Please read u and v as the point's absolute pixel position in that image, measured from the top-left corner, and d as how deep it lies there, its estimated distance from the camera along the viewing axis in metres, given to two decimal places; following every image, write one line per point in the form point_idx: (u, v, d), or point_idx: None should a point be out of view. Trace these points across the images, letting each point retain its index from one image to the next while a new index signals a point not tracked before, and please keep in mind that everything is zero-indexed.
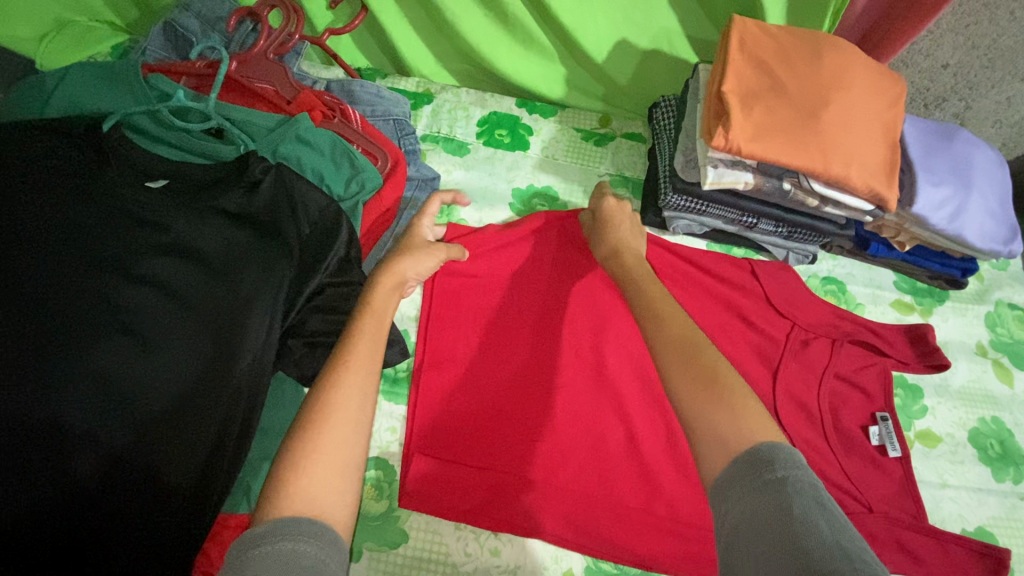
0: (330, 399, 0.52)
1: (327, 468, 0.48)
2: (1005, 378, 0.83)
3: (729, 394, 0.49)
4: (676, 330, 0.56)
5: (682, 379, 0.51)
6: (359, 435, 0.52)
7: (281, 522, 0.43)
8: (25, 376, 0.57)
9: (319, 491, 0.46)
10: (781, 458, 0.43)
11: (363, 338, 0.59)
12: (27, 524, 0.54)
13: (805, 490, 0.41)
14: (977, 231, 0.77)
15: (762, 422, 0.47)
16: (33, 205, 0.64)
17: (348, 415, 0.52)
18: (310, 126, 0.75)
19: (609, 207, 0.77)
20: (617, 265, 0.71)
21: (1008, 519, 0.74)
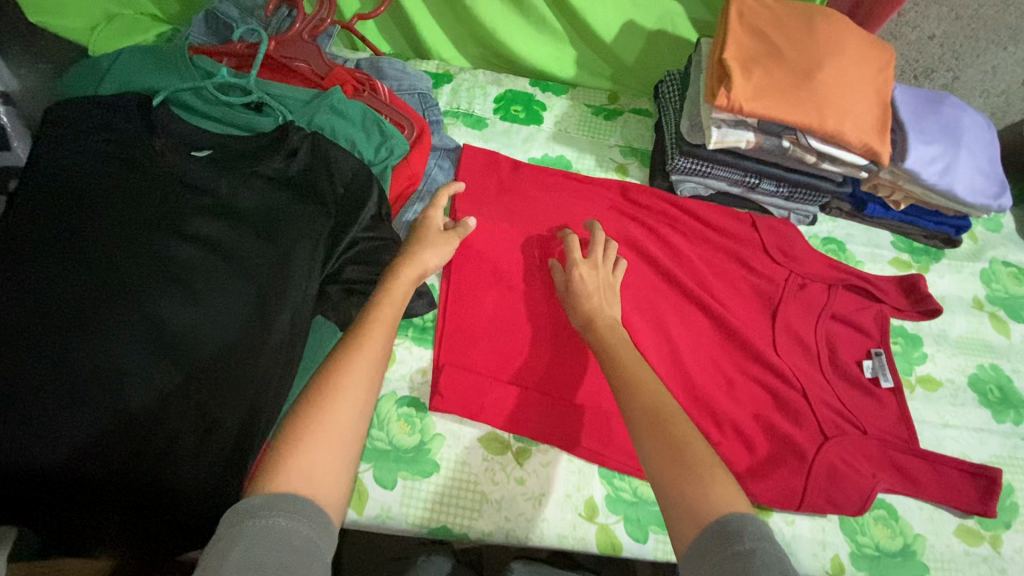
0: (336, 381, 0.55)
1: (323, 446, 0.50)
2: (1002, 329, 0.87)
3: (699, 465, 0.52)
4: (649, 399, 0.58)
5: (658, 446, 0.54)
6: (359, 418, 0.54)
7: (276, 495, 0.46)
8: (89, 320, 0.63)
9: (316, 469, 0.49)
10: (749, 530, 0.45)
11: (377, 328, 0.63)
12: (95, 444, 0.60)
13: (772, 562, 0.43)
14: (967, 186, 0.81)
15: (726, 488, 0.50)
16: (92, 171, 0.72)
17: (351, 400, 0.54)
18: (342, 99, 0.82)
19: (582, 275, 0.75)
20: (593, 336, 0.69)
21: (1010, 457, 0.77)
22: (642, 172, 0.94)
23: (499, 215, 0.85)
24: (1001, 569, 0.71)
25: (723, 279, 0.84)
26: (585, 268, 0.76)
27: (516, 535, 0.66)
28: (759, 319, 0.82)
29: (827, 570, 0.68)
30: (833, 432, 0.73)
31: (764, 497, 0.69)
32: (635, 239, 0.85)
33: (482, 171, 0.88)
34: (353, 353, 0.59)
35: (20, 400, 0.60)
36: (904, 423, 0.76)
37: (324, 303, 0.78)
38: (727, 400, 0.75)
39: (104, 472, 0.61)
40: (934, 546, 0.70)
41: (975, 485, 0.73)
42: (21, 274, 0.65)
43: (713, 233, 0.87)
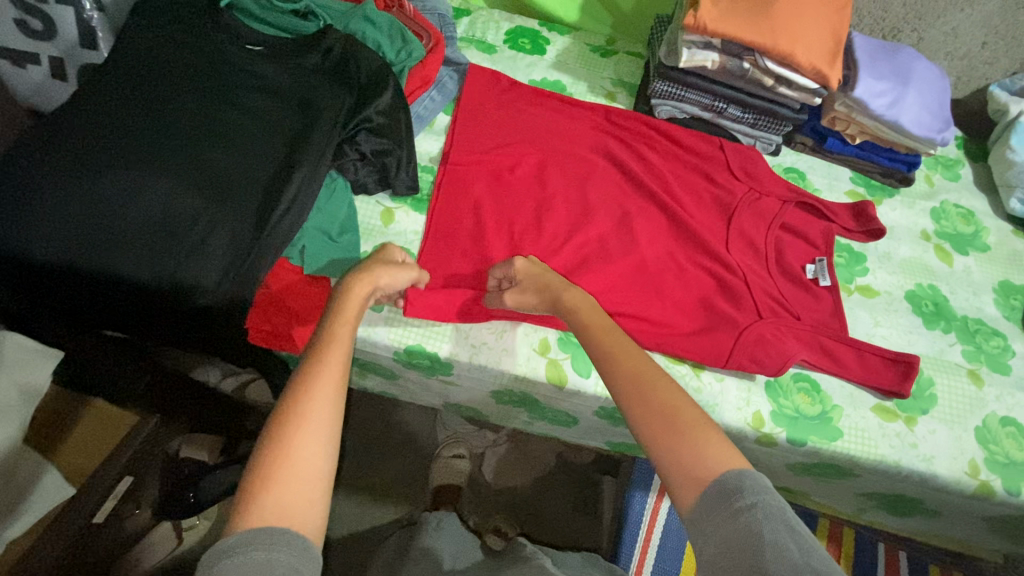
0: (300, 409, 0.51)
1: (294, 481, 0.47)
2: (945, 259, 0.96)
3: (695, 429, 0.52)
4: (633, 366, 0.58)
5: (646, 412, 0.54)
6: (331, 440, 0.51)
7: (251, 534, 0.44)
8: (156, 160, 0.82)
9: (290, 504, 0.46)
10: (748, 484, 0.47)
11: (338, 344, 0.59)
12: (149, 248, 0.79)
13: (774, 513, 0.45)
14: (913, 119, 0.91)
15: (722, 450, 0.50)
16: (169, 54, 0.91)
17: (319, 427, 0.50)
18: (374, 10, 0.97)
19: (519, 268, 0.76)
20: (562, 309, 0.70)
21: (934, 358, 0.86)
22: (628, 101, 1.06)
23: (495, 120, 0.98)
24: (911, 443, 0.79)
25: (687, 187, 0.96)
26: (525, 261, 0.77)
27: (478, 357, 0.79)
28: (715, 223, 0.92)
29: (748, 422, 0.78)
30: (768, 314, 0.83)
31: (696, 355, 0.80)
32: (612, 150, 0.97)
33: (486, 85, 1.02)
34: (313, 374, 0.54)
35: (102, 213, 0.79)
36: (836, 317, 0.85)
37: (340, 161, 0.89)
38: (676, 283, 0.86)
39: (151, 269, 0.78)
40: (850, 416, 0.79)
41: (894, 370, 0.81)
42: (109, 124, 0.84)
43: (682, 149, 0.98)
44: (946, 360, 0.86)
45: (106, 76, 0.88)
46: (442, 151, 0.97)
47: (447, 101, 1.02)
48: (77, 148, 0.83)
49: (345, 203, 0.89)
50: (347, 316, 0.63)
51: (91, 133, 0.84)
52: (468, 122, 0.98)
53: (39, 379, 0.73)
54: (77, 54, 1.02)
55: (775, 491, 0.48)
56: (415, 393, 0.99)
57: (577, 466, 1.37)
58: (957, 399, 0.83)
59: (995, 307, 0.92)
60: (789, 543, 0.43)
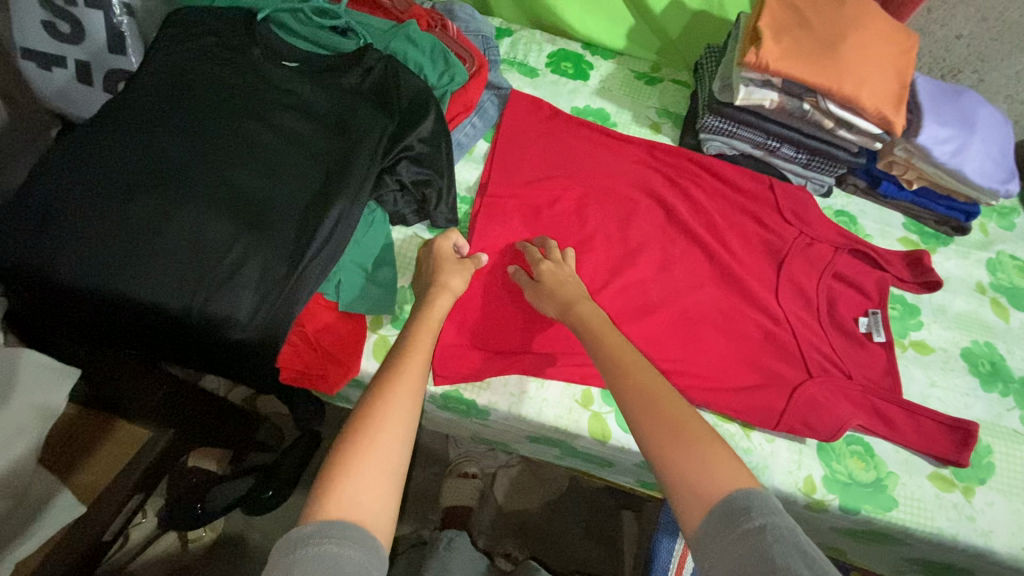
0: (379, 409, 0.55)
1: (371, 475, 0.51)
2: (1001, 314, 0.91)
3: (700, 443, 0.52)
4: (642, 376, 0.58)
5: (651, 424, 0.54)
6: (405, 442, 0.55)
7: (327, 522, 0.47)
8: (189, 182, 0.79)
9: (366, 495, 0.50)
10: (757, 505, 0.47)
11: (418, 353, 0.63)
12: (178, 276, 0.75)
13: (785, 535, 0.44)
14: (977, 168, 0.87)
15: (733, 468, 0.50)
16: (204, 69, 0.87)
17: (396, 426, 0.55)
18: (417, 30, 0.93)
19: (546, 269, 0.77)
20: (573, 318, 0.69)
21: (992, 423, 0.82)
22: (674, 133, 1.02)
23: (535, 149, 0.95)
24: (969, 516, 0.75)
25: (734, 227, 0.92)
26: (550, 263, 0.78)
27: (517, 407, 0.76)
28: (765, 269, 0.88)
29: (800, 486, 0.74)
30: (818, 372, 0.79)
31: (746, 415, 0.76)
32: (657, 188, 0.93)
33: (528, 111, 0.98)
34: (389, 381, 0.58)
35: (130, 236, 0.76)
36: (889, 375, 0.82)
37: (379, 191, 0.84)
38: (724, 334, 0.82)
39: (180, 298, 0.74)
40: (906, 485, 0.75)
41: (951, 437, 0.77)
42: (142, 141, 0.81)
43: (731, 188, 0.94)
44: (1004, 426, 0.82)
45: (138, 90, 0.85)
46: (480, 179, 0.93)
47: (488, 126, 0.98)
48: (108, 165, 0.79)
49: (382, 236, 0.85)
50: (423, 327, 0.68)
51: (122, 150, 0.80)
52: (507, 151, 0.94)
53: (59, 402, 0.64)
54: (104, 59, 0.97)
55: (785, 515, 0.47)
56: (442, 428, 0.95)
57: (595, 495, 1.33)
58: (1015, 468, 0.79)
59: None
60: (801, 564, 0.42)
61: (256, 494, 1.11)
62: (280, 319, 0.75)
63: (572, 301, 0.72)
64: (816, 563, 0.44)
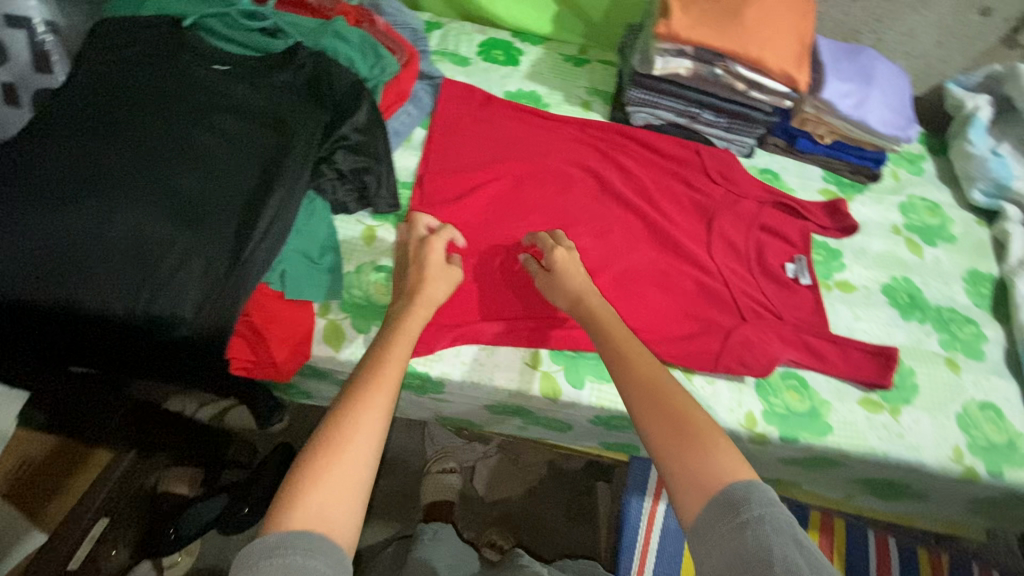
0: (350, 417, 0.53)
1: (338, 483, 0.50)
2: (916, 251, 0.99)
3: (702, 436, 0.53)
4: (649, 373, 0.59)
5: (656, 418, 0.55)
6: (375, 450, 0.53)
7: (292, 534, 0.46)
8: (123, 186, 0.79)
9: (332, 504, 0.49)
10: (756, 497, 0.49)
11: (394, 359, 0.61)
12: (116, 278, 0.75)
13: (782, 526, 0.47)
14: (879, 117, 0.94)
15: (732, 460, 0.51)
16: (132, 76, 0.88)
17: (368, 435, 0.53)
18: (345, 26, 0.95)
19: (559, 258, 0.76)
20: (584, 312, 0.69)
21: (913, 348, 0.88)
22: (604, 109, 1.07)
23: (472, 132, 0.98)
24: (898, 434, 0.81)
25: (666, 191, 0.96)
26: (564, 251, 0.77)
27: (470, 375, 0.80)
28: (696, 227, 0.93)
29: (741, 422, 0.79)
30: (750, 316, 0.84)
31: (686, 362, 0.80)
32: (590, 161, 0.97)
33: (462, 98, 1.01)
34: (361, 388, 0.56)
35: (65, 243, 0.75)
36: (817, 314, 0.87)
37: (318, 181, 0.86)
38: (662, 290, 0.87)
39: (120, 301, 0.74)
40: (838, 411, 0.81)
41: (875, 363, 0.83)
42: (72, 149, 0.81)
43: (660, 156, 0.99)
44: (924, 350, 0.89)
45: (67, 101, 0.85)
46: (419, 164, 0.96)
47: (423, 115, 1.01)
48: (39, 175, 0.79)
49: (325, 224, 0.87)
50: (405, 332, 0.65)
51: (53, 159, 0.80)
52: (444, 136, 0.97)
53: None
54: (29, 80, 0.94)
55: (779, 505, 0.49)
56: (405, 411, 0.97)
57: (571, 472, 1.37)
58: (937, 387, 0.86)
59: (965, 295, 0.95)
60: (797, 556, 0.44)
61: (232, 512, 1.12)
62: (224, 313, 0.75)
63: (585, 293, 0.71)
64: (808, 552, 0.46)
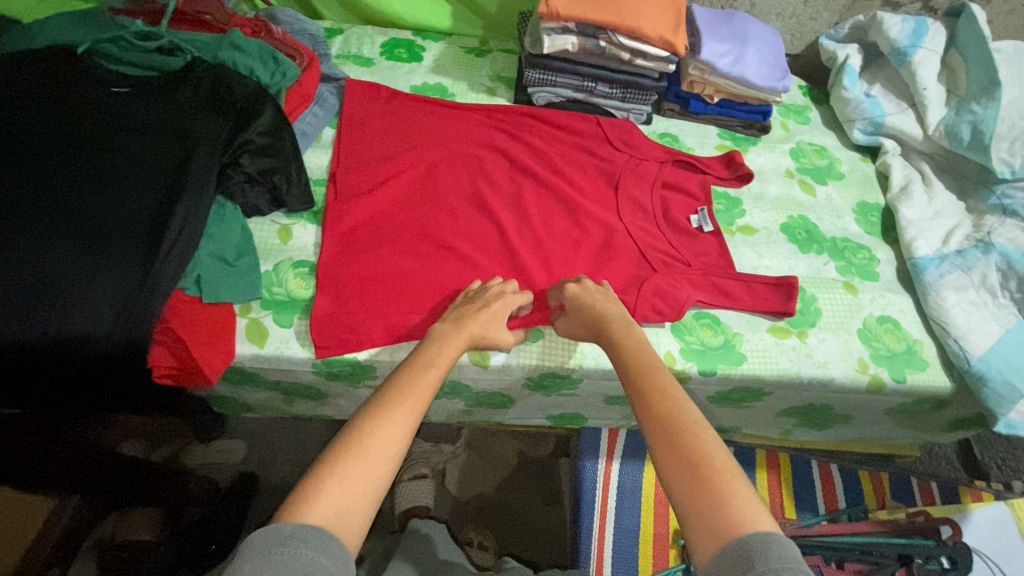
0: (373, 427, 0.54)
1: (358, 486, 0.51)
2: (809, 191, 1.07)
3: (718, 478, 0.52)
4: (667, 405, 0.58)
5: (671, 455, 0.54)
6: (393, 462, 0.54)
7: (305, 527, 0.47)
8: (27, 212, 0.78)
9: (341, 501, 0.50)
10: (765, 554, 0.45)
11: (426, 381, 0.61)
12: (24, 304, 0.73)
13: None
14: (755, 72, 1.02)
15: (749, 508, 0.50)
16: (26, 104, 0.86)
17: (390, 444, 0.54)
18: (241, 37, 0.97)
19: (571, 291, 0.80)
20: (607, 341, 0.72)
21: (814, 277, 0.95)
22: (508, 94, 1.11)
23: (380, 127, 1.01)
24: (807, 354, 0.87)
25: (571, 161, 1.01)
26: (575, 285, 0.81)
27: (398, 353, 0.83)
28: (604, 192, 0.98)
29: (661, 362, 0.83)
30: (660, 267, 0.89)
31: None
32: (498, 142, 1.02)
33: (367, 97, 1.04)
34: (394, 403, 0.57)
35: None
36: (723, 257, 0.93)
37: (226, 186, 0.87)
38: (576, 252, 0.91)
39: (30, 326, 0.72)
40: (750, 340, 0.87)
41: (778, 293, 0.89)
42: None
43: (563, 130, 1.04)
44: (824, 277, 0.95)
45: None
46: (331, 164, 0.98)
47: (331, 115, 1.04)
48: None
49: (238, 228, 0.88)
50: (439, 356, 0.66)
51: None
52: (353, 133, 0.99)
53: None
54: None
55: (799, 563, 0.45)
56: (348, 406, 0.98)
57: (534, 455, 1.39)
58: (838, 308, 0.92)
59: (857, 225, 1.03)
60: None
61: (199, 552, 1.08)
62: (143, 326, 0.75)
63: (605, 322, 0.74)
64: None
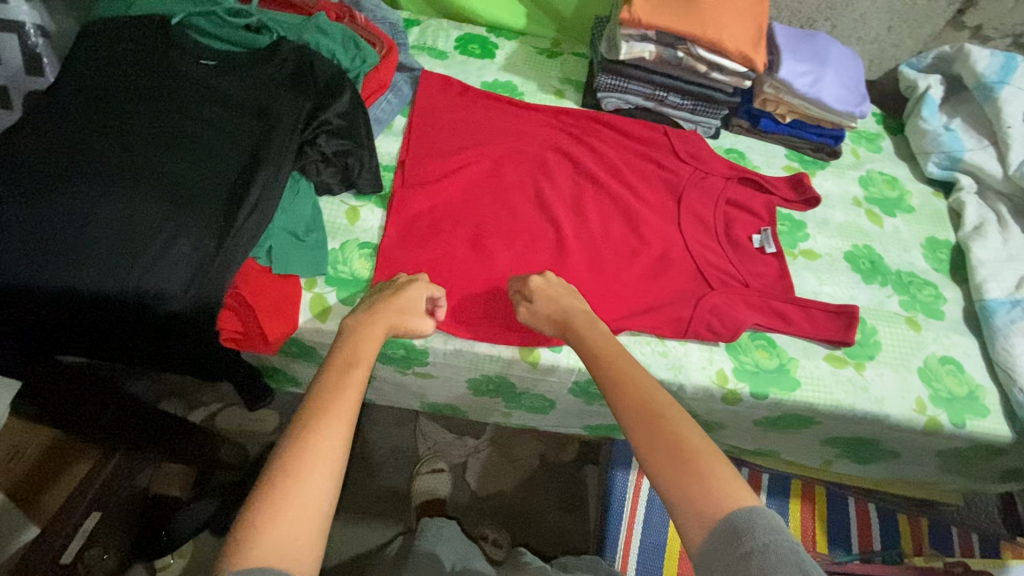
0: (301, 453, 0.52)
1: (300, 515, 0.48)
2: (876, 221, 1.04)
3: (696, 459, 0.53)
4: (639, 394, 0.59)
5: (651, 442, 0.55)
6: (328, 486, 0.51)
7: (247, 571, 0.44)
8: (113, 173, 0.81)
9: (285, 537, 0.47)
10: (760, 525, 0.47)
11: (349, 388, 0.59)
12: (105, 260, 0.76)
13: (786, 555, 0.45)
14: (833, 95, 1.00)
15: (732, 487, 0.51)
16: (122, 71, 0.90)
17: (322, 466, 0.51)
18: (326, 21, 1.00)
19: (537, 284, 0.79)
20: (573, 335, 0.72)
21: (877, 309, 0.93)
22: (576, 96, 1.12)
23: (450, 120, 1.03)
24: (863, 386, 0.84)
25: (635, 169, 1.01)
26: (540, 278, 0.80)
27: (451, 343, 0.84)
28: (666, 203, 0.98)
29: (713, 379, 0.82)
30: (718, 285, 0.88)
31: (658, 329, 0.83)
32: (563, 144, 1.02)
33: (439, 89, 1.06)
34: (321, 426, 0.54)
35: (53, 230, 0.76)
36: (782, 280, 0.92)
37: (302, 162, 0.90)
38: (632, 260, 0.91)
39: (105, 281, 0.75)
40: (806, 367, 0.85)
41: (838, 321, 0.87)
42: (63, 141, 0.83)
43: (629, 138, 1.04)
44: (887, 311, 0.93)
45: (59, 96, 0.87)
46: (399, 151, 1.00)
47: (403, 104, 1.06)
48: (31, 165, 0.80)
49: (309, 205, 0.91)
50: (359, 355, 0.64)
51: (44, 151, 0.82)
52: (423, 125, 1.01)
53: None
54: (22, 82, 0.95)
55: (785, 531, 0.48)
56: (391, 388, 1.00)
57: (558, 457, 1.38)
58: (899, 343, 0.89)
59: (924, 260, 1.00)
60: None
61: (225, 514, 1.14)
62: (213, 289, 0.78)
63: (567, 316, 0.74)
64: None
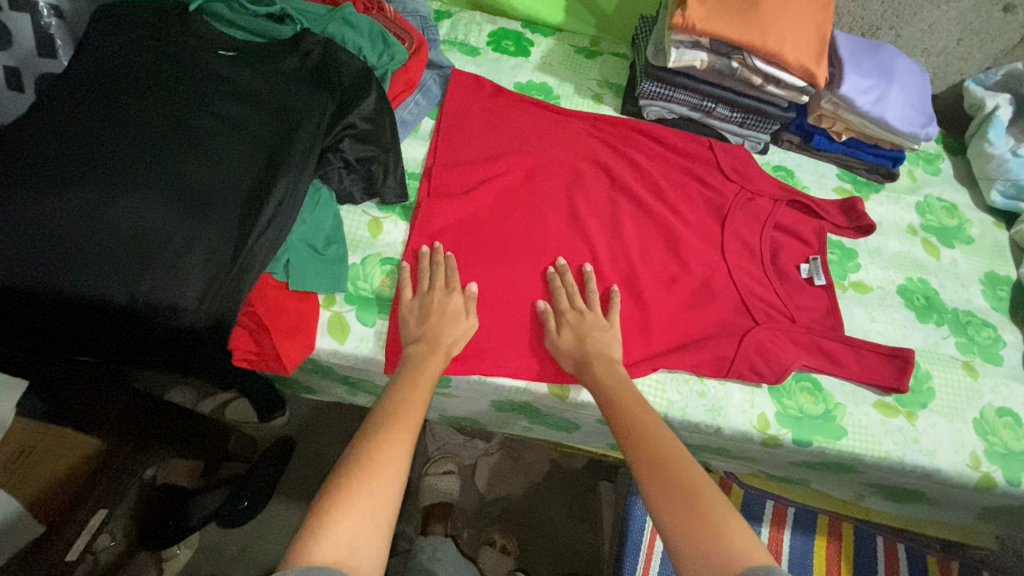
0: (367, 456, 0.54)
1: (364, 513, 0.49)
2: (932, 252, 0.97)
3: (710, 510, 0.50)
4: (650, 439, 0.58)
5: (661, 489, 0.53)
6: (393, 488, 0.52)
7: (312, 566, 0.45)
8: (123, 169, 0.75)
9: (349, 534, 0.48)
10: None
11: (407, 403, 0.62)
12: (114, 267, 0.71)
13: None
14: (898, 114, 0.92)
15: (746, 540, 0.48)
16: (134, 59, 0.84)
17: (387, 466, 0.53)
18: (354, 13, 0.93)
19: (570, 320, 0.77)
20: (589, 375, 0.71)
21: (931, 351, 0.86)
22: (615, 102, 1.05)
23: (481, 125, 0.96)
24: (914, 438, 0.79)
25: (676, 186, 0.94)
26: (573, 314, 0.78)
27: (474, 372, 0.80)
28: (708, 224, 0.91)
29: (753, 424, 0.77)
30: (763, 319, 0.82)
31: (698, 367, 0.78)
32: (600, 155, 0.95)
33: (470, 90, 0.99)
34: (382, 433, 0.56)
35: (61, 232, 0.72)
36: (831, 315, 0.85)
37: (323, 169, 0.85)
38: (670, 287, 0.85)
39: (116, 289, 0.71)
40: (853, 414, 0.79)
41: (891, 366, 0.81)
42: (71, 133, 0.77)
43: (672, 151, 0.97)
44: (941, 353, 0.87)
45: (69, 85, 0.82)
46: (427, 156, 0.94)
47: (432, 105, 1.00)
48: (39, 161, 0.75)
49: (329, 214, 0.86)
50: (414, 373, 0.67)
51: (52, 144, 0.77)
52: (452, 130, 0.95)
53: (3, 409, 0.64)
54: (34, 65, 0.89)
55: None
56: None
57: (572, 470, 1.33)
58: (954, 391, 0.83)
59: (983, 297, 0.93)
60: None
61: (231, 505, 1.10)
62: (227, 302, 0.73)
63: (586, 360, 0.72)
64: None
